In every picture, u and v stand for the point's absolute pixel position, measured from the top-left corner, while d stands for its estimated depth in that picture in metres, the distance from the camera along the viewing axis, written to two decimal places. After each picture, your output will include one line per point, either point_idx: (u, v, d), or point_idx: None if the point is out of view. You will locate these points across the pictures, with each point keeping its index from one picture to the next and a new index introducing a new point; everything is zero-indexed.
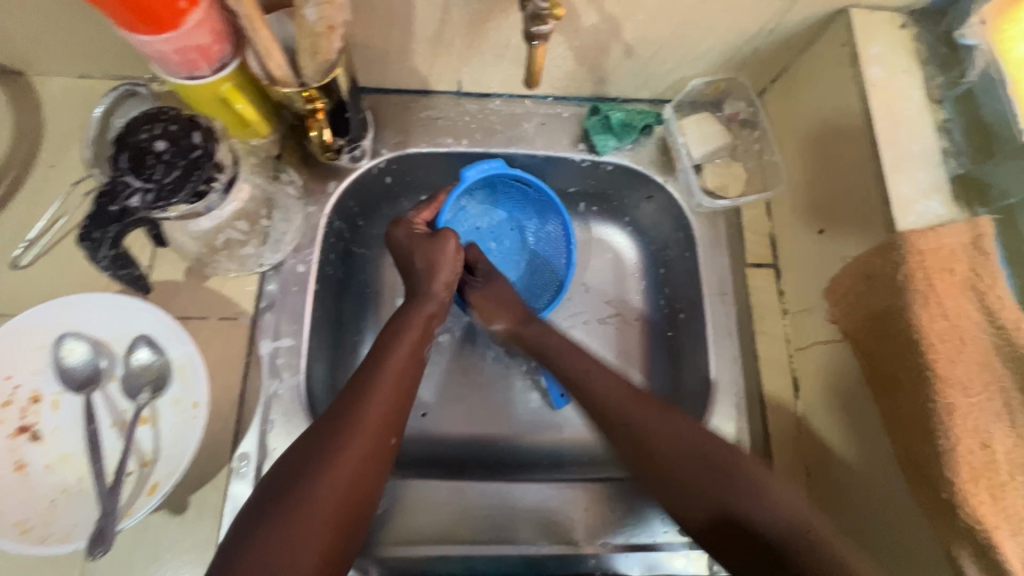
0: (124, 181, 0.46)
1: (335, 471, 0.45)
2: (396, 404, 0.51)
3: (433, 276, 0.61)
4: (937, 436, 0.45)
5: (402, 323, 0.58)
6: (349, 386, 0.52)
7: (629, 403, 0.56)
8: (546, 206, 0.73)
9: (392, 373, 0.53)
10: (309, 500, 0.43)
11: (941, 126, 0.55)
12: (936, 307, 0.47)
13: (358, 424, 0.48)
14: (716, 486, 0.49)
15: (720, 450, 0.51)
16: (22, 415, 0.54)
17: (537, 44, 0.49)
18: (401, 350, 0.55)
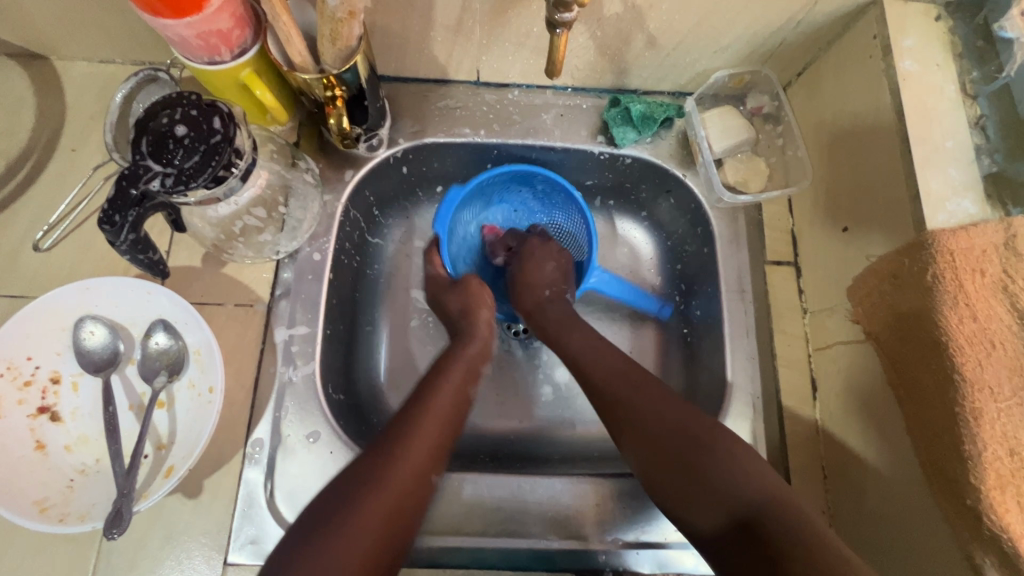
0: (145, 165, 0.46)
1: (375, 499, 0.45)
2: (440, 437, 0.52)
3: (468, 318, 0.65)
4: (963, 441, 0.44)
5: (447, 361, 0.60)
6: (397, 417, 0.53)
7: (623, 385, 0.57)
8: (528, 182, 0.73)
9: (437, 410, 0.54)
10: (348, 537, 0.43)
11: (975, 122, 0.53)
12: (966, 308, 0.45)
13: (401, 453, 0.49)
14: (692, 457, 0.50)
15: (704, 429, 0.52)
16: (42, 395, 0.55)
17: (559, 32, 0.48)
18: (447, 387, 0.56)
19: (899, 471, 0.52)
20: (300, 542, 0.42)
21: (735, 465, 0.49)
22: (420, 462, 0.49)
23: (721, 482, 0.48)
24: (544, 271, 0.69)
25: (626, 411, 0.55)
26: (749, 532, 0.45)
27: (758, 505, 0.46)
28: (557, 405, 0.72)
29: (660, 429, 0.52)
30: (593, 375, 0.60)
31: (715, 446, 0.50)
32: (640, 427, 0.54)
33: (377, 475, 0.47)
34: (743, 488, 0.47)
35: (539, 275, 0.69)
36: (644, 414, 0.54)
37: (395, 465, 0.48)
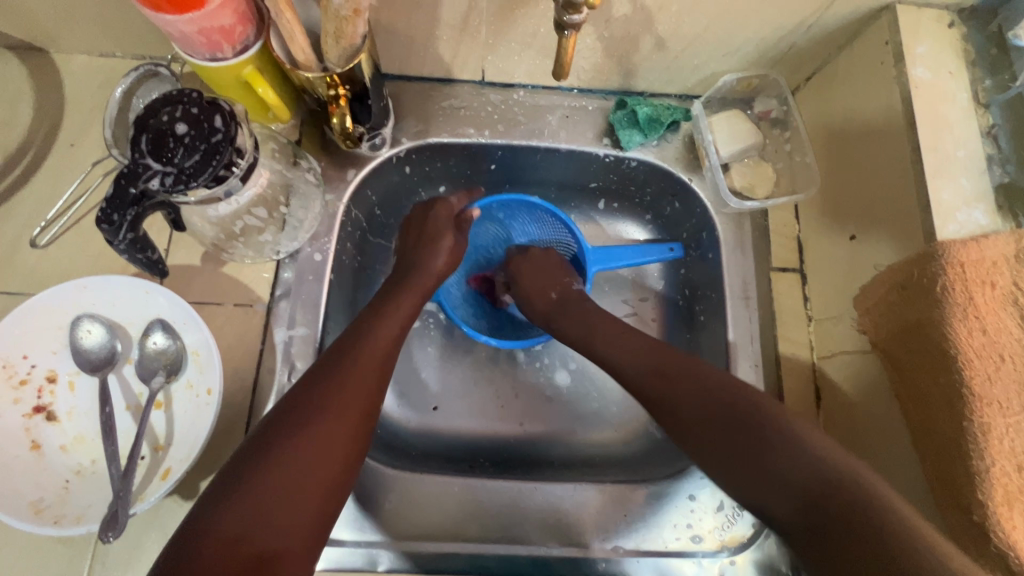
0: (145, 163, 0.45)
1: (327, 414, 0.47)
2: (387, 355, 0.54)
3: (437, 253, 0.64)
4: (971, 457, 0.43)
5: (400, 289, 0.61)
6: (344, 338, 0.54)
7: (656, 379, 0.55)
8: (487, 216, 0.75)
9: (386, 333, 0.55)
10: (303, 444, 0.44)
11: (987, 132, 0.52)
12: (976, 321, 0.45)
13: (348, 368, 0.50)
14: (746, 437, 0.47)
15: (755, 404, 0.49)
16: (38, 394, 0.54)
17: (568, 34, 0.48)
18: (398, 312, 0.58)
19: (902, 484, 0.52)
20: (257, 451, 0.43)
21: (793, 439, 0.45)
22: (368, 376, 0.51)
23: (775, 458, 0.45)
24: (542, 273, 0.69)
25: (662, 402, 0.54)
26: (814, 510, 0.41)
27: (816, 482, 0.42)
28: (558, 409, 0.71)
29: (700, 412, 0.51)
30: (625, 370, 0.58)
31: (766, 422, 0.47)
32: (682, 417, 0.52)
33: (328, 392, 0.48)
34: (804, 462, 0.43)
35: (538, 279, 0.69)
36: (681, 400, 0.53)
37: (344, 381, 0.49)
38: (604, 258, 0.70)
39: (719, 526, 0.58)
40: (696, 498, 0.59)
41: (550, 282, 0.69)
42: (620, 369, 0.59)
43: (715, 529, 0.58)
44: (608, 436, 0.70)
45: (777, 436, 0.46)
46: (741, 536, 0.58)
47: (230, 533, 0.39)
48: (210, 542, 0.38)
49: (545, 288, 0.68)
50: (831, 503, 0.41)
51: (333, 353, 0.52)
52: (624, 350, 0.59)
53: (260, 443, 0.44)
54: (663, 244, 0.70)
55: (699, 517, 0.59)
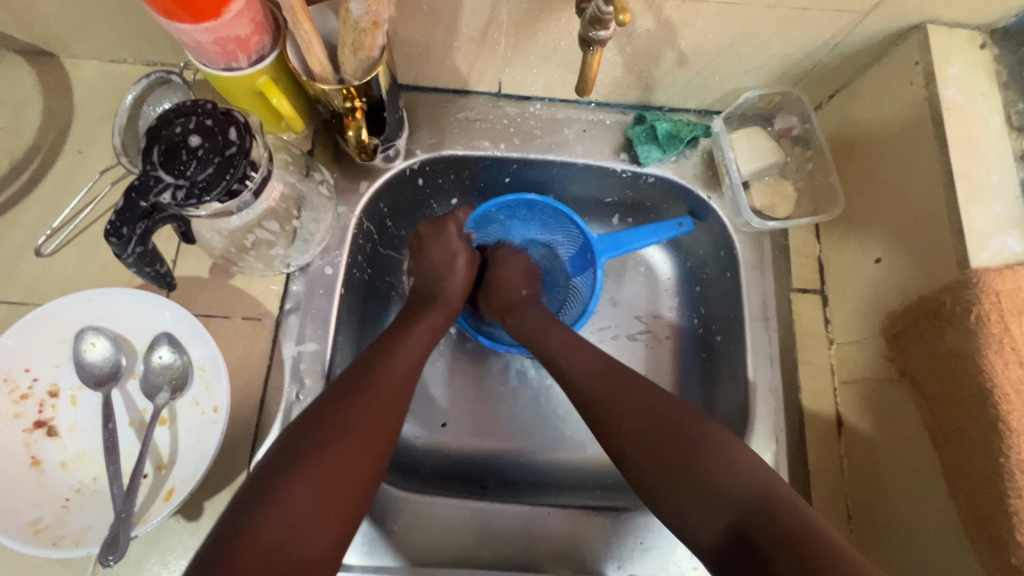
0: (156, 176, 0.44)
1: (355, 427, 0.48)
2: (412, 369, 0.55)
3: (446, 280, 0.66)
4: (1008, 495, 0.41)
5: (424, 306, 0.62)
6: (370, 351, 0.55)
7: (602, 381, 0.55)
8: (488, 221, 0.75)
9: (409, 350, 0.56)
10: (331, 459, 0.45)
11: (1021, 156, 0.50)
12: (1013, 353, 0.43)
13: (373, 383, 0.51)
14: (674, 447, 0.49)
15: (681, 419, 0.50)
16: (39, 409, 0.53)
17: (593, 50, 0.47)
18: (420, 328, 0.59)
19: (931, 519, 0.50)
20: (284, 467, 0.44)
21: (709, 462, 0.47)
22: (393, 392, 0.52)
23: (710, 473, 0.46)
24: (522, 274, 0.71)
25: (603, 409, 0.53)
26: (743, 525, 0.44)
27: (751, 498, 0.45)
28: (570, 427, 0.70)
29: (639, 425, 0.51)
30: (571, 376, 0.57)
31: (691, 435, 0.49)
32: (616, 430, 0.52)
33: (356, 406, 0.49)
34: (721, 492, 0.46)
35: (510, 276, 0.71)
36: (621, 415, 0.52)
37: (371, 395, 0.50)
38: (614, 248, 0.67)
39: None
40: None
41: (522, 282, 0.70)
42: (567, 369, 0.58)
43: None
44: None
45: (701, 455, 0.47)
46: None
47: (269, 540, 0.41)
48: (250, 547, 0.40)
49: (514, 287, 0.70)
50: (751, 526, 0.43)
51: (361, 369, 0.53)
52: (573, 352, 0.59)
53: (291, 455, 0.45)
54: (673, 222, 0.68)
55: None
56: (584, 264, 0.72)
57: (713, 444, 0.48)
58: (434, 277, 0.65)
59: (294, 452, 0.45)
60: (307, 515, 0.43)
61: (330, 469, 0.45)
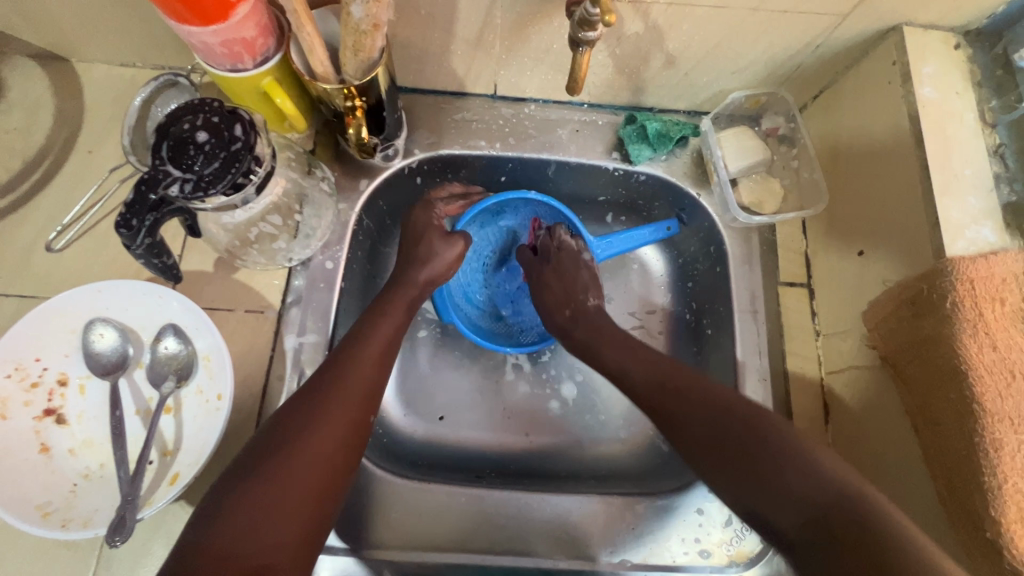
0: (164, 170, 0.46)
1: (306, 445, 0.46)
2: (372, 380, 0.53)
3: (423, 268, 0.63)
4: (983, 473, 0.43)
5: (387, 304, 0.60)
6: (334, 356, 0.54)
7: (662, 393, 0.55)
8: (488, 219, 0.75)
9: (372, 354, 0.55)
10: (287, 468, 0.45)
11: (994, 151, 0.53)
12: (986, 337, 0.45)
13: (331, 397, 0.50)
14: (746, 449, 0.48)
15: (752, 417, 0.50)
16: (49, 397, 0.54)
17: (582, 50, 0.49)
18: (384, 330, 0.57)
19: (912, 501, 0.51)
20: (242, 478, 0.44)
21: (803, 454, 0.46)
22: (351, 405, 0.50)
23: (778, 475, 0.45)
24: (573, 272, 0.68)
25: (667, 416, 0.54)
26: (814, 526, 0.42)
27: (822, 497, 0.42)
28: (564, 420, 0.71)
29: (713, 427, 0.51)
30: (636, 381, 0.58)
31: (752, 437, 0.48)
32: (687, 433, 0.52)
33: (309, 424, 0.48)
34: (805, 487, 0.44)
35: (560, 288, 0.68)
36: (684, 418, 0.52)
37: (327, 410, 0.49)
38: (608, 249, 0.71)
39: (726, 540, 0.58)
40: (704, 512, 0.59)
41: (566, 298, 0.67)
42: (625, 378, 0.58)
43: (723, 544, 0.58)
44: (614, 449, 0.70)
45: (779, 456, 0.46)
46: (749, 551, 0.58)
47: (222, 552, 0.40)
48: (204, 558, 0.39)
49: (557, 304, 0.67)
50: (832, 519, 0.41)
51: (321, 380, 0.51)
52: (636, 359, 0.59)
53: (241, 476, 0.44)
54: (661, 225, 0.71)
55: (707, 532, 0.58)
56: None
57: (793, 447, 0.46)
58: (415, 270, 0.63)
59: (255, 462, 0.45)
60: (263, 526, 0.42)
61: (286, 478, 0.44)
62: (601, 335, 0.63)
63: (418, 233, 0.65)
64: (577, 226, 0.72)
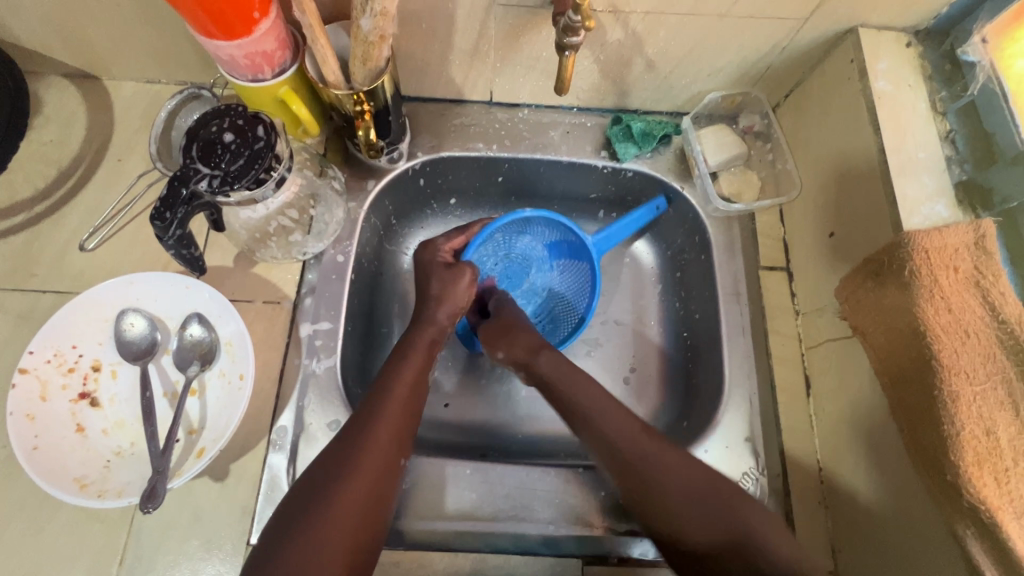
0: (194, 168, 0.52)
1: (342, 504, 0.47)
2: (400, 431, 0.54)
3: (439, 306, 0.63)
4: (942, 421, 0.47)
5: (408, 344, 0.61)
6: (363, 403, 0.55)
7: (633, 445, 0.55)
8: (488, 242, 0.73)
9: (397, 399, 0.55)
10: (323, 525, 0.46)
11: (945, 136, 0.58)
12: (941, 300, 0.50)
13: (363, 450, 0.51)
14: (726, 523, 0.51)
15: (722, 485, 0.53)
16: (83, 381, 0.59)
17: (568, 54, 0.54)
18: (405, 373, 0.57)
19: (885, 460, 0.55)
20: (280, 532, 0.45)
21: (753, 520, 0.51)
22: (381, 457, 0.51)
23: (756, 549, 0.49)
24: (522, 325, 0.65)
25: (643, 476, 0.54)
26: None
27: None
28: None
29: (691, 494, 0.52)
30: (603, 432, 0.57)
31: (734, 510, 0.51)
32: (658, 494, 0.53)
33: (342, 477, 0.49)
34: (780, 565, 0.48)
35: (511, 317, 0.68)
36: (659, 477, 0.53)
37: (361, 464, 0.50)
38: (607, 244, 0.74)
39: None
40: None
41: (521, 337, 0.65)
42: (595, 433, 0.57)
43: None
44: None
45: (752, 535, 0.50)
46: None
47: None
48: None
49: (512, 343, 0.64)
50: None
51: (350, 430, 0.52)
52: (603, 417, 0.57)
53: (283, 532, 0.45)
54: (651, 205, 0.76)
55: None
56: (575, 254, 0.77)
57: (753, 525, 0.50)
58: (433, 311, 0.63)
59: (291, 517, 0.46)
60: None
61: (320, 535, 0.45)
62: (560, 373, 0.61)
63: (426, 273, 0.66)
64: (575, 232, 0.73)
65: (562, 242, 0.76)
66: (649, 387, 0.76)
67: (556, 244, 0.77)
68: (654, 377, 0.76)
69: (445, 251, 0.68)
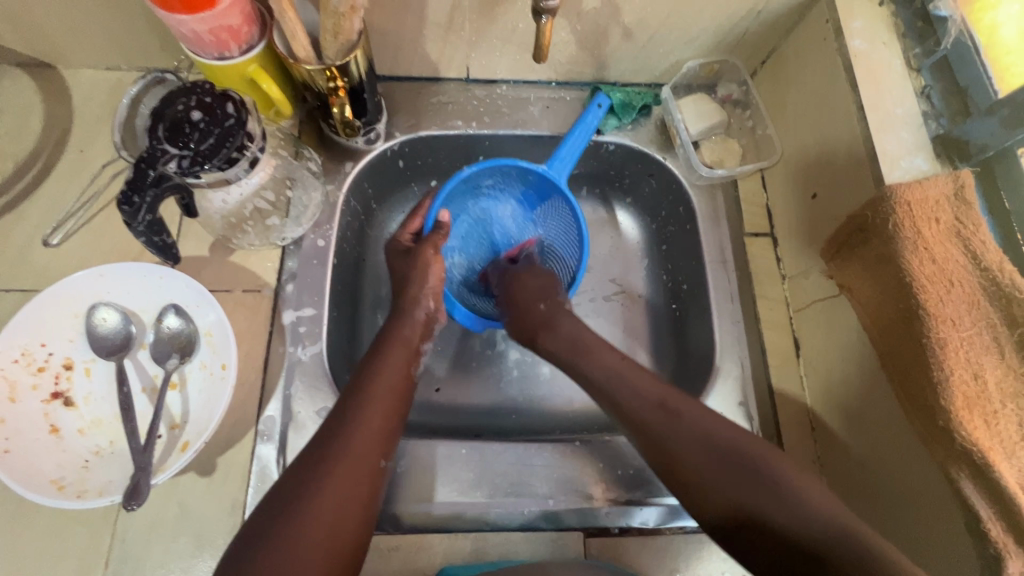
0: (162, 148, 0.49)
1: (320, 507, 0.45)
2: (385, 427, 0.52)
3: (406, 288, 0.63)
4: (932, 369, 0.47)
5: (386, 343, 0.59)
6: (342, 402, 0.53)
7: (659, 413, 0.53)
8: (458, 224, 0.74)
9: (381, 402, 0.53)
10: (299, 533, 0.43)
11: (921, 92, 0.59)
12: (925, 251, 0.50)
13: (346, 446, 0.49)
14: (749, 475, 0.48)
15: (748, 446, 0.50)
16: (55, 381, 0.56)
17: (545, 20, 0.53)
18: (386, 372, 0.56)
19: (875, 414, 0.56)
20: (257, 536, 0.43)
21: (783, 474, 0.47)
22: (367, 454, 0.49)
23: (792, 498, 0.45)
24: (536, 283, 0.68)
25: (665, 435, 0.52)
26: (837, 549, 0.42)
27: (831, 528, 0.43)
28: (556, 381, 0.75)
29: (707, 456, 0.50)
30: (622, 396, 0.56)
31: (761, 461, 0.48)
32: (682, 461, 0.51)
33: (317, 479, 0.46)
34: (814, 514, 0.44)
35: (529, 291, 0.68)
36: (678, 435, 0.51)
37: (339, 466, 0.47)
38: (563, 163, 0.69)
39: None
40: None
41: (540, 294, 0.67)
42: (617, 399, 0.56)
43: None
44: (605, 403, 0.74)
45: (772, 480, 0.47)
46: None
47: None
48: None
49: (530, 303, 0.66)
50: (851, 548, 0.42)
51: (331, 424, 0.51)
52: (618, 383, 0.57)
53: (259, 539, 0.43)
54: (592, 104, 0.71)
55: None
56: (543, 193, 0.73)
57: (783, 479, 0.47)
58: (412, 306, 0.62)
59: (268, 521, 0.44)
60: None
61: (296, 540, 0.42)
62: (579, 342, 0.62)
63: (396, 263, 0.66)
64: (524, 168, 0.69)
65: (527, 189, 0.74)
66: (640, 360, 0.76)
67: (527, 198, 0.75)
68: (644, 350, 0.76)
69: (404, 235, 0.68)
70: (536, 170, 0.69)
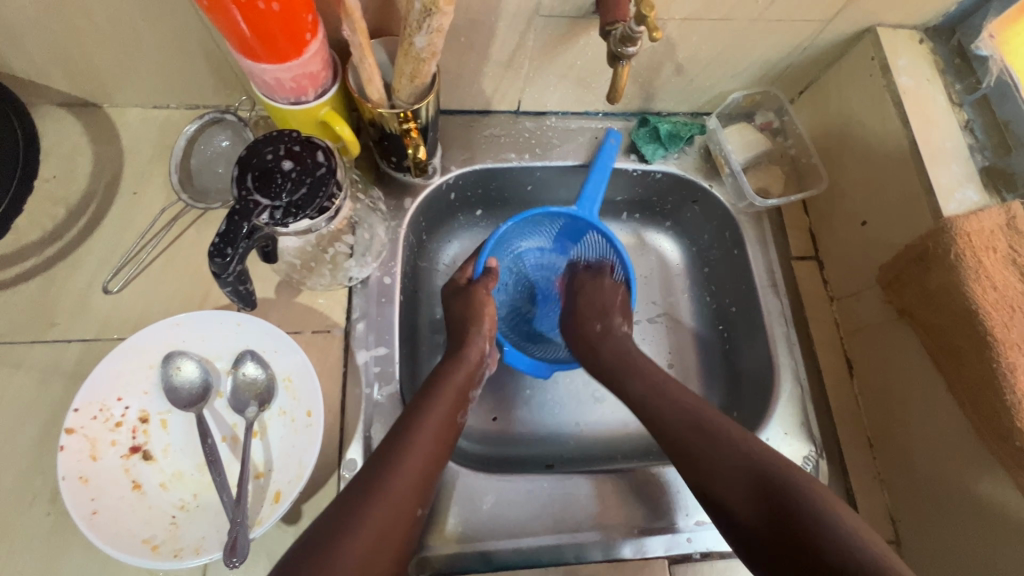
0: (253, 200, 0.49)
1: (351, 552, 0.44)
2: (424, 472, 0.51)
3: (466, 339, 0.64)
4: (1003, 392, 0.51)
5: (436, 387, 0.58)
6: (387, 442, 0.52)
7: (693, 432, 0.56)
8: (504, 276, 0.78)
9: (424, 447, 0.52)
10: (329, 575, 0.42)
11: (965, 126, 0.63)
12: (987, 279, 0.54)
13: (388, 490, 0.48)
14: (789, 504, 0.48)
15: (795, 479, 0.50)
16: (133, 435, 0.55)
17: (622, 64, 0.54)
18: (435, 417, 0.55)
19: (938, 431, 0.59)
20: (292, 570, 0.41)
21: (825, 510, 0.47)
22: (404, 500, 0.49)
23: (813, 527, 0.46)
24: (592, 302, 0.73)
25: (709, 463, 0.53)
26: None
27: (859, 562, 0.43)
28: (611, 404, 0.77)
29: (753, 487, 0.50)
30: (664, 413, 0.59)
31: (785, 494, 0.49)
32: (719, 478, 0.52)
33: (353, 525, 0.45)
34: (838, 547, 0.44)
35: (597, 302, 0.73)
36: (722, 465, 0.52)
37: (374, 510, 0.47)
38: (593, 200, 0.72)
39: None
40: None
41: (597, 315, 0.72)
42: (659, 418, 0.59)
43: None
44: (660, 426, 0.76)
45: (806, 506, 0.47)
46: None
47: None
48: None
49: (590, 320, 0.72)
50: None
51: (375, 464, 0.50)
52: (662, 401, 0.60)
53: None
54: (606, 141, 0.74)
55: None
56: (577, 232, 0.77)
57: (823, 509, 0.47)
58: (467, 350, 0.63)
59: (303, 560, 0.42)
60: None
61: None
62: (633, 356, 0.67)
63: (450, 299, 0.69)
64: (558, 213, 0.73)
65: (560, 234, 0.78)
66: (691, 381, 0.78)
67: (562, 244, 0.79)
68: (696, 371, 0.79)
69: (462, 277, 0.71)
70: (569, 212, 0.72)
